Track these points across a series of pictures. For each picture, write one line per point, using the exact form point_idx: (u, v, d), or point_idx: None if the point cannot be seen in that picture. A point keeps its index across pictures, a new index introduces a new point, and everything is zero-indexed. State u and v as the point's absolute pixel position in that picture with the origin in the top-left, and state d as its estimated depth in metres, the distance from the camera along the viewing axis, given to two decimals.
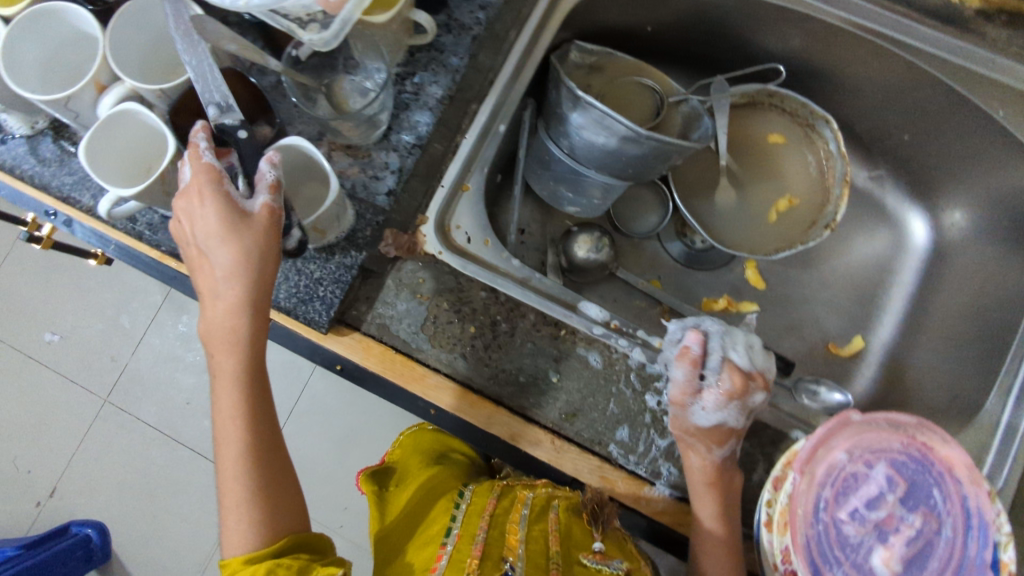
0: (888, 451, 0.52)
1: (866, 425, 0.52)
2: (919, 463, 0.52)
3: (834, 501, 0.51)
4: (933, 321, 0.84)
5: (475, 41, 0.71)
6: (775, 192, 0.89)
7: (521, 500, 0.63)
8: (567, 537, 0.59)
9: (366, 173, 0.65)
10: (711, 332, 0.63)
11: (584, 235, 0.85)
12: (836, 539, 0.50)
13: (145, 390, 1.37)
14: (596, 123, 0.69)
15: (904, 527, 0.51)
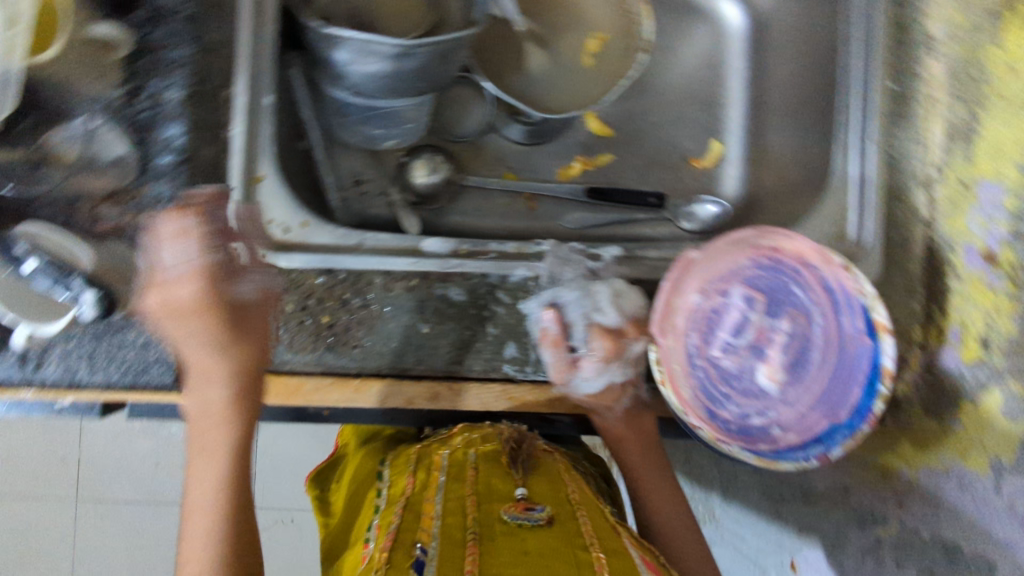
0: (740, 272, 0.55)
1: (714, 258, 0.53)
2: (774, 269, 0.54)
3: (703, 341, 0.55)
4: (775, 96, 0.82)
5: (191, 21, 0.61)
6: (581, 33, 0.85)
7: (437, 466, 0.61)
8: (485, 491, 0.57)
9: (141, 215, 0.58)
10: (569, 301, 0.61)
11: (417, 160, 0.81)
12: (717, 376, 0.55)
13: (109, 475, 1.23)
14: (361, 53, 0.63)
15: (776, 337, 0.55)
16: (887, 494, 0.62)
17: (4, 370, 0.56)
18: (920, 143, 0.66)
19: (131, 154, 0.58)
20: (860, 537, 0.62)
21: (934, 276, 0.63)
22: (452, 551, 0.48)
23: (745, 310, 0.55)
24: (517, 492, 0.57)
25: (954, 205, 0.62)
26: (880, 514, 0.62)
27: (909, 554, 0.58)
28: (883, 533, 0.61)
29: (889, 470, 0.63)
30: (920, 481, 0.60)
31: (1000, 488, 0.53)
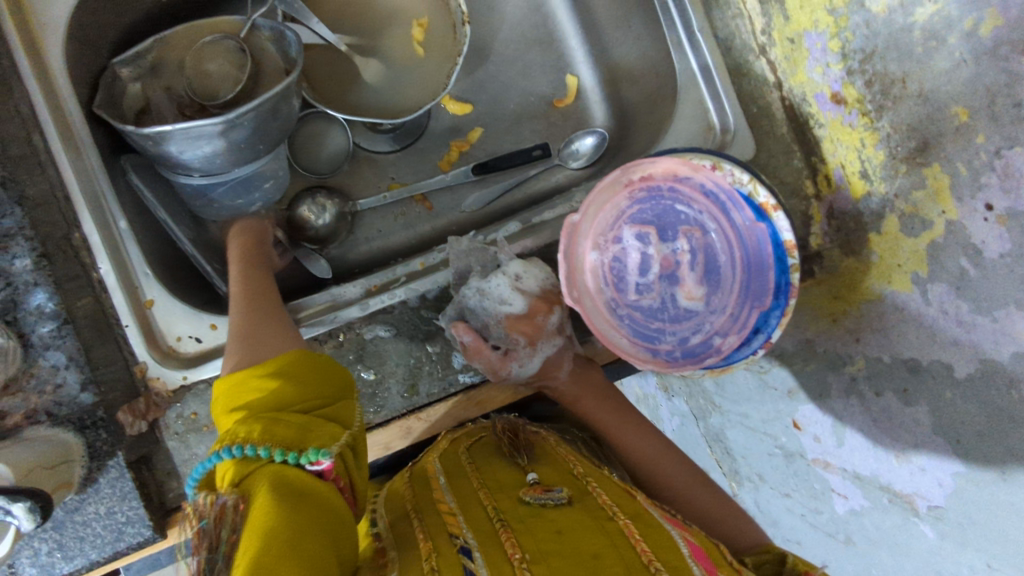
0: (623, 214, 0.56)
1: (591, 213, 0.56)
2: (653, 197, 0.56)
3: (618, 292, 0.57)
4: (601, 14, 0.81)
5: (9, 184, 0.58)
6: (403, 28, 0.83)
7: (432, 472, 0.59)
8: (495, 484, 0.56)
9: (46, 392, 0.55)
10: (472, 305, 0.61)
11: (302, 205, 0.79)
12: (643, 317, 0.56)
13: None
14: (187, 139, 0.59)
15: (681, 257, 0.56)
16: (844, 334, 0.64)
17: None
18: (739, 15, 0.67)
19: (9, 339, 0.54)
20: (838, 380, 0.65)
21: (801, 129, 0.65)
22: (491, 541, 0.47)
23: (643, 246, 0.56)
24: (528, 478, 0.57)
25: (791, 61, 0.64)
26: (846, 354, 0.64)
27: (881, 379, 0.61)
28: (855, 370, 0.63)
29: (836, 316, 0.65)
30: (864, 312, 0.62)
31: (928, 299, 0.56)
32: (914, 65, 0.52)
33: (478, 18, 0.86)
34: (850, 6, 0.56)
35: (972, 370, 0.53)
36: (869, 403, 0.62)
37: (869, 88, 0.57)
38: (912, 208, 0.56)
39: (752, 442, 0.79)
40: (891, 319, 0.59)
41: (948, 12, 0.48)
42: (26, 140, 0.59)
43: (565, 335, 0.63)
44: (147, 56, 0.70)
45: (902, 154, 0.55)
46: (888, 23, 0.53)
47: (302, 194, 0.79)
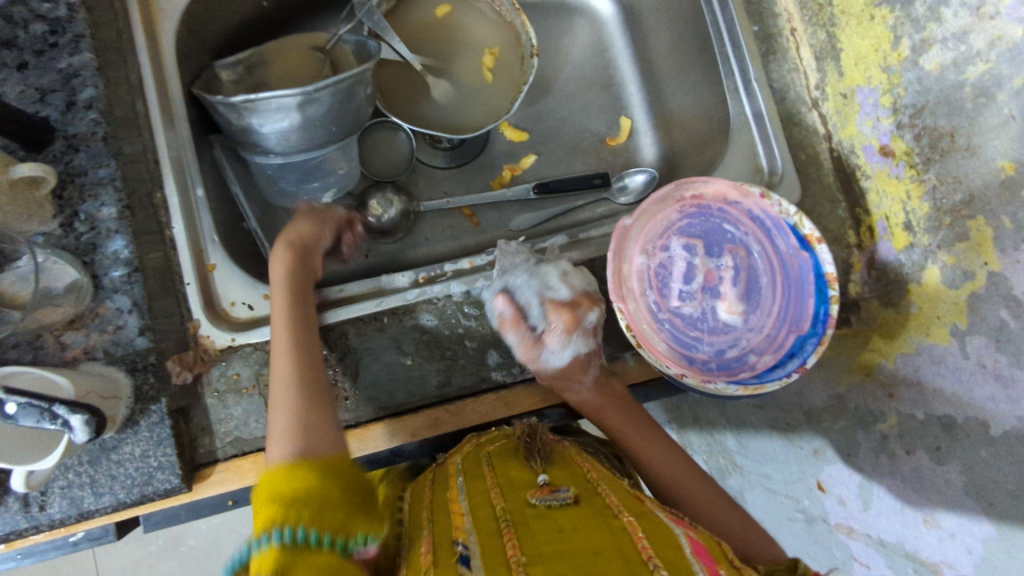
0: (673, 226, 0.60)
1: (643, 221, 0.59)
2: (703, 214, 0.60)
3: (661, 296, 0.59)
4: (661, 65, 0.87)
5: (110, 140, 0.61)
6: (475, 55, 0.89)
7: (452, 473, 0.59)
8: (507, 480, 0.56)
9: (107, 333, 0.58)
10: (518, 286, 0.63)
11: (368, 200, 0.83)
12: (683, 325, 0.59)
13: None
14: (269, 110, 0.64)
15: (724, 273, 0.59)
16: (878, 389, 0.65)
17: (10, 521, 0.56)
18: (796, 70, 0.72)
19: (84, 278, 0.58)
20: (868, 439, 0.65)
21: (847, 180, 0.69)
22: (491, 543, 0.47)
23: (689, 257, 0.60)
24: (538, 478, 0.56)
25: (842, 115, 0.67)
26: (878, 411, 0.65)
27: (912, 437, 0.61)
28: (886, 428, 0.63)
29: (871, 368, 0.66)
30: (899, 367, 0.63)
31: (967, 352, 0.57)
32: (964, 120, 0.55)
33: (544, 56, 0.92)
34: (904, 65, 0.59)
35: (1009, 426, 0.54)
36: (900, 462, 0.62)
37: (918, 141, 0.60)
38: (953, 260, 0.58)
39: (771, 503, 0.79)
40: (927, 372, 0.60)
41: (998, 70, 0.51)
42: (131, 105, 0.65)
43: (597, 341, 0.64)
44: (242, 61, 0.75)
45: (947, 206, 0.58)
46: (940, 80, 0.56)
47: (372, 189, 0.84)
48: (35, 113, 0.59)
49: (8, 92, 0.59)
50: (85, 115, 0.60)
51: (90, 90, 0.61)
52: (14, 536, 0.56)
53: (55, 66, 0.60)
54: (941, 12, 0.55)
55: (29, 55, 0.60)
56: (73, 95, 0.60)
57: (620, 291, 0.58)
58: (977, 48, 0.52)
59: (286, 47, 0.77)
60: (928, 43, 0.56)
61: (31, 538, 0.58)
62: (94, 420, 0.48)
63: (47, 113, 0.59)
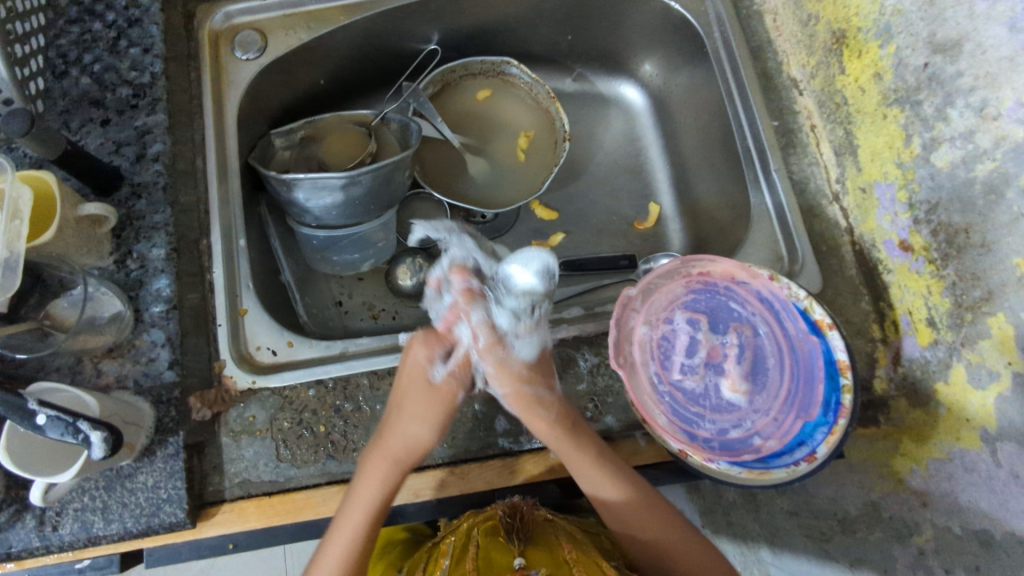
0: (678, 301, 0.61)
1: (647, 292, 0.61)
2: (709, 291, 0.61)
3: (663, 368, 0.59)
4: (689, 156, 0.91)
5: (168, 189, 0.68)
6: (511, 137, 0.96)
7: (443, 552, 0.63)
8: (488, 563, 0.59)
9: (139, 363, 0.63)
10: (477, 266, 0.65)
11: (402, 265, 0.88)
12: (685, 398, 0.58)
13: None
14: (315, 189, 0.72)
15: (729, 350, 0.59)
16: (911, 497, 0.61)
17: (22, 539, 0.58)
18: (816, 163, 0.73)
19: (127, 310, 0.63)
20: (904, 553, 0.60)
21: (870, 274, 0.67)
22: None
23: (692, 331, 0.60)
24: (515, 561, 0.60)
25: (862, 209, 0.67)
26: (912, 523, 0.61)
27: (949, 554, 0.57)
28: (922, 543, 0.59)
29: (903, 474, 0.62)
30: (932, 473, 0.60)
31: (999, 459, 0.55)
32: (977, 216, 0.55)
33: (578, 143, 0.98)
34: (917, 161, 0.60)
35: None
36: None
37: (935, 237, 0.59)
38: (977, 358, 0.56)
39: None
40: (960, 480, 0.57)
41: (1005, 169, 0.52)
42: (192, 161, 0.74)
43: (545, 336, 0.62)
44: (298, 133, 0.84)
45: (968, 302, 0.57)
46: (951, 176, 0.57)
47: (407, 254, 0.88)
48: (109, 162, 0.67)
49: (91, 143, 0.68)
50: (150, 166, 0.68)
51: (157, 147, 0.69)
52: (18, 555, 0.58)
53: (133, 124, 0.69)
54: (947, 112, 0.57)
55: (113, 113, 0.69)
56: (143, 149, 0.68)
57: (620, 359, 0.58)
58: (983, 147, 0.54)
59: (337, 121, 0.85)
60: (938, 140, 0.58)
61: (31, 561, 0.59)
62: (116, 435, 0.51)
63: (120, 162, 0.67)
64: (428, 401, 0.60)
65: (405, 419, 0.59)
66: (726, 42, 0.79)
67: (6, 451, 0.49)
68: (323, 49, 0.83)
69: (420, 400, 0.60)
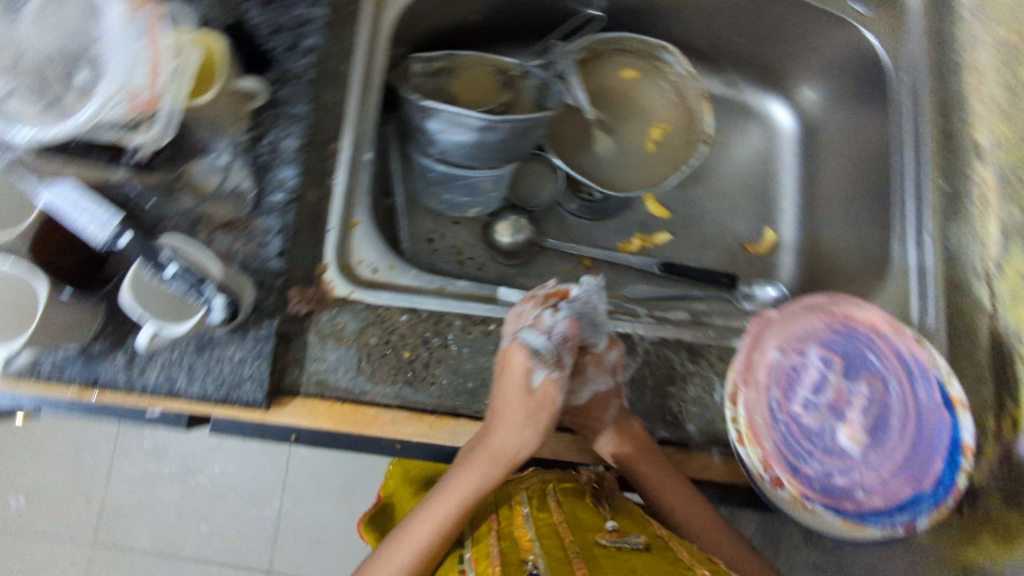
0: (816, 335, 0.58)
1: (788, 317, 0.58)
2: (849, 335, 0.58)
3: (785, 397, 0.57)
4: (824, 193, 0.89)
5: (313, 85, 0.68)
6: (645, 126, 0.93)
7: (519, 503, 0.61)
8: (577, 518, 0.57)
9: (251, 244, 0.63)
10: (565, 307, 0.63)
11: (502, 222, 0.89)
12: (799, 432, 0.56)
13: (160, 502, 1.36)
14: (450, 123, 0.70)
15: (854, 399, 0.58)
16: None
17: (111, 375, 0.60)
18: (975, 237, 0.67)
19: (251, 190, 0.64)
20: None
21: (1002, 363, 0.62)
22: (561, 568, 0.49)
23: (823, 369, 0.58)
24: (606, 523, 0.57)
25: (1015, 294, 0.61)
26: None
27: None
28: None
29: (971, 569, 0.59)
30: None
31: None
32: None
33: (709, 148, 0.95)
34: None
35: None
36: None
37: None
38: None
39: None
40: None
41: None
42: (340, 62, 0.73)
43: (616, 379, 0.63)
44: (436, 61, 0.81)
45: None
46: None
47: (504, 213, 0.90)
48: (264, 42, 0.67)
49: (251, 19, 0.67)
50: (301, 57, 0.68)
51: (311, 40, 0.68)
52: (93, 384, 0.60)
53: (294, 11, 0.68)
54: None
55: None
56: (297, 38, 0.68)
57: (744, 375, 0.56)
58: None
59: (478, 61, 0.83)
60: None
61: (95, 395, 0.61)
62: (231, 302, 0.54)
63: (274, 45, 0.67)
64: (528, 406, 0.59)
65: (508, 424, 0.58)
66: (914, 89, 0.73)
67: (132, 290, 0.51)
68: None
69: (524, 406, 0.58)
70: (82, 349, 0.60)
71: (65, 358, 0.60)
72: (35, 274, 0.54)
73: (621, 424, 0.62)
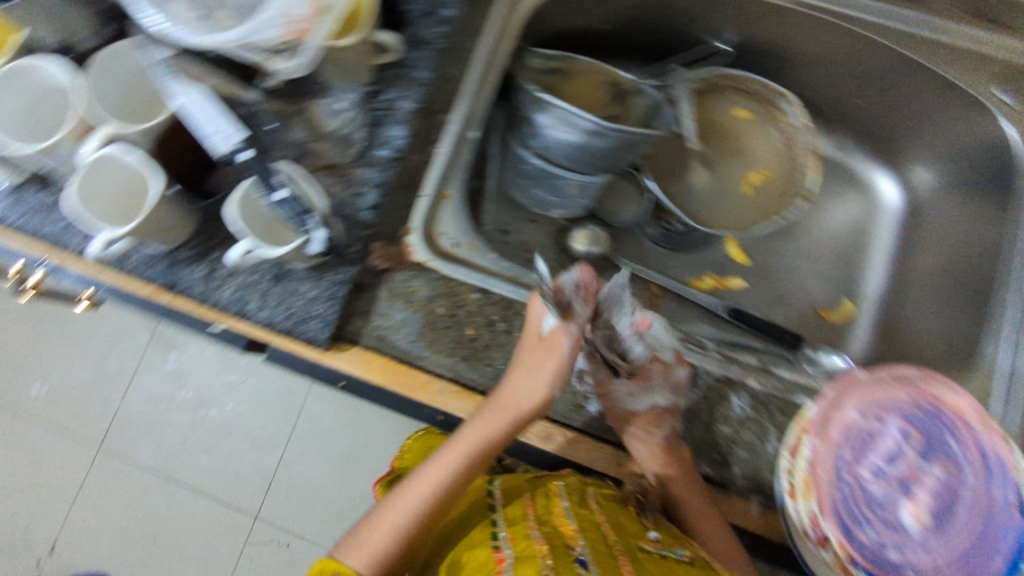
0: (900, 405, 0.53)
1: (874, 383, 0.54)
2: (933, 414, 0.52)
3: (854, 459, 0.52)
4: (916, 278, 0.86)
5: (439, 54, 0.68)
6: (743, 168, 0.92)
7: (555, 492, 0.63)
8: (622, 523, 0.62)
9: (348, 191, 0.64)
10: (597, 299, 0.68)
11: (580, 230, 0.89)
12: (863, 499, 0.50)
13: (182, 425, 1.40)
14: (561, 120, 0.70)
15: (926, 479, 0.51)
16: None
17: (190, 282, 0.61)
18: None
19: (360, 141, 0.65)
20: None
21: None
22: (610, 564, 0.55)
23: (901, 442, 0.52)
24: (650, 533, 0.63)
25: None
26: None
27: None
28: None
29: None
30: None
31: None
32: None
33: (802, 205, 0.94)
34: None
35: None
36: None
37: None
38: None
39: None
40: None
41: None
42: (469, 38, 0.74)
43: (676, 401, 0.64)
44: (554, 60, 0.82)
45: None
46: None
47: (583, 222, 0.90)
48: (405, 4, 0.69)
49: None
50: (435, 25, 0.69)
51: (448, 9, 0.69)
52: (173, 287, 0.61)
53: None
54: None
55: None
56: None
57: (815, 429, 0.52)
58: None
59: (592, 69, 0.82)
60: None
61: (168, 297, 0.63)
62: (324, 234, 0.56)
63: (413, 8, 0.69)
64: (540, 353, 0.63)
65: (521, 372, 0.61)
66: None
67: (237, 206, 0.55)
68: None
69: (540, 356, 0.62)
70: (170, 252, 0.62)
71: (150, 257, 0.62)
72: (154, 171, 0.57)
73: (672, 442, 0.63)
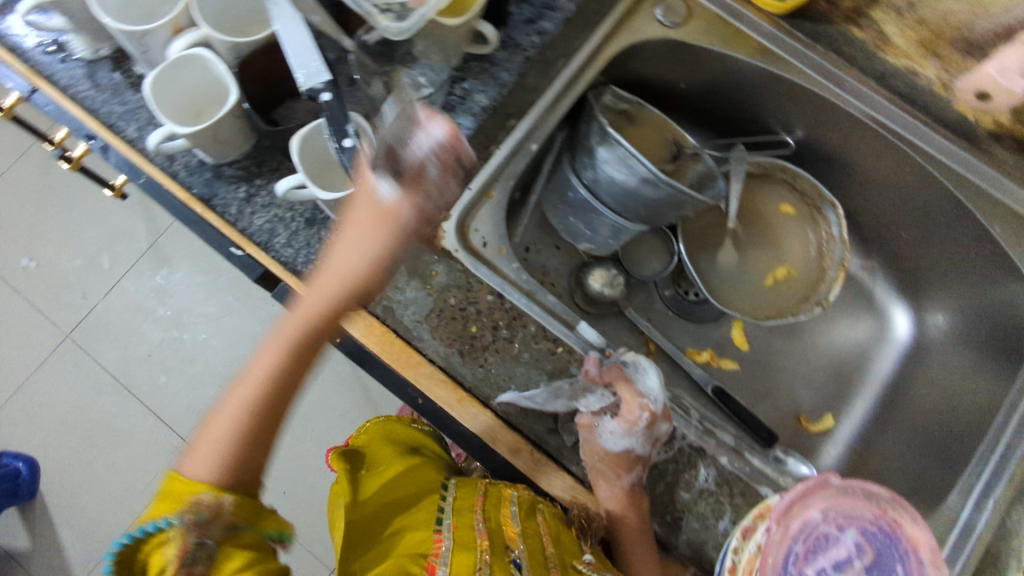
0: (860, 519, 0.54)
1: (843, 491, 0.55)
2: (889, 538, 0.53)
3: (805, 556, 0.52)
4: (904, 416, 0.88)
5: (527, 61, 0.71)
6: (773, 261, 0.94)
7: (505, 500, 0.62)
8: (562, 542, 0.62)
9: None
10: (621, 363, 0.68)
11: (599, 270, 0.89)
12: None
13: (155, 339, 1.39)
14: (618, 160, 0.71)
15: None
16: None
17: (226, 199, 0.63)
18: None
19: None
20: None
21: None
22: None
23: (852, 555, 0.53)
24: (586, 555, 0.63)
25: None
26: None
27: None
28: None
29: None
30: None
31: None
32: None
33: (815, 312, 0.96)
34: None
35: None
36: None
37: None
38: None
39: None
40: None
41: None
42: (557, 58, 0.76)
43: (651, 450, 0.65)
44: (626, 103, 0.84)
45: None
46: None
47: (606, 263, 0.90)
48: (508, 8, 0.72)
49: None
50: (531, 35, 0.72)
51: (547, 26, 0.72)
52: (206, 199, 0.63)
53: None
54: None
55: None
56: (536, 19, 0.72)
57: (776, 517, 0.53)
58: None
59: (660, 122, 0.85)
60: None
61: (200, 210, 0.63)
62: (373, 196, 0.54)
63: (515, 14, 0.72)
64: (372, 226, 0.51)
65: (340, 243, 0.53)
66: None
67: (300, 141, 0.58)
68: (710, 64, 0.84)
69: (365, 224, 0.51)
70: (217, 166, 0.64)
71: (197, 165, 0.64)
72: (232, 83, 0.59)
73: (635, 493, 0.63)
